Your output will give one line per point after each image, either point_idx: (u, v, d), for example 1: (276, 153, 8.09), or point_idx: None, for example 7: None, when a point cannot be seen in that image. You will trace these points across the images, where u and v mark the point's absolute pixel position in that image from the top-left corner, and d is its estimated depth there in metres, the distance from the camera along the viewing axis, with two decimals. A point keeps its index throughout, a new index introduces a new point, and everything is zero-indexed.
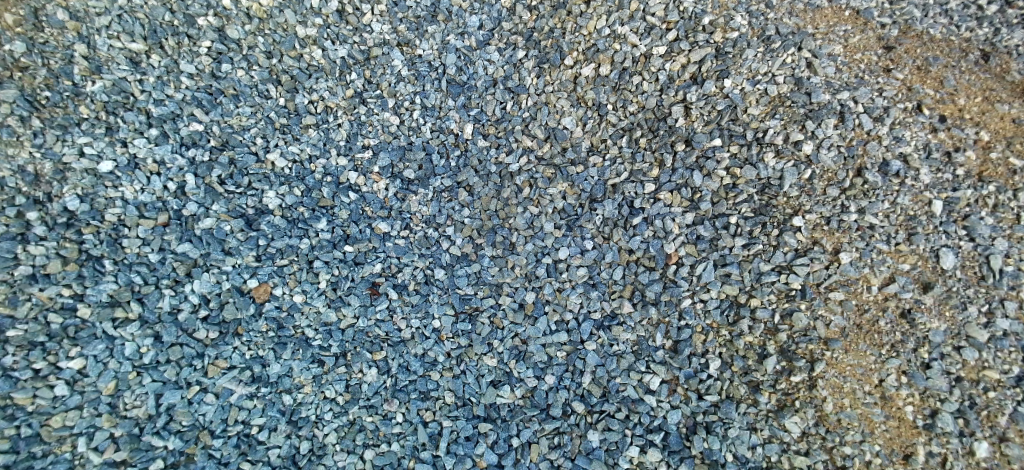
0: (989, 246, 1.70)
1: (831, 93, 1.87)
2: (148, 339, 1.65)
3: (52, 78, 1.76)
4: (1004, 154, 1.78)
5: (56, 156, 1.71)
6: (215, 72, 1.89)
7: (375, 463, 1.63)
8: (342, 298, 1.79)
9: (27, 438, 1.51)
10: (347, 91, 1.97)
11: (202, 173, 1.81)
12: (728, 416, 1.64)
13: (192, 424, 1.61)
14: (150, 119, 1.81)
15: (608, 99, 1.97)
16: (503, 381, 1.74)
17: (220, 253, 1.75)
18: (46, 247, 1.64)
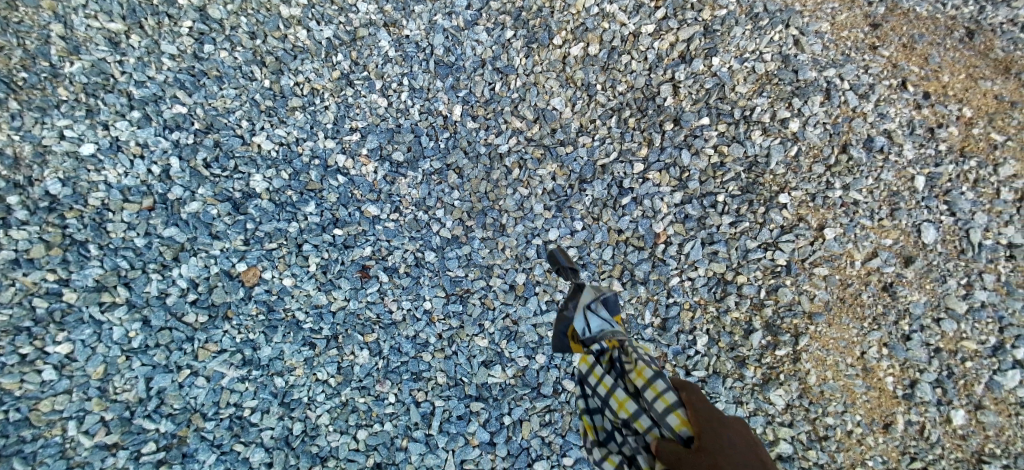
0: (968, 220, 1.74)
1: (817, 71, 1.88)
2: (136, 323, 1.65)
3: (28, 59, 1.72)
4: (985, 129, 1.81)
5: (35, 138, 1.68)
6: (198, 53, 1.86)
7: (368, 443, 1.66)
8: (332, 281, 1.79)
9: (16, 422, 1.51)
10: (333, 73, 1.95)
11: (187, 156, 1.79)
12: (714, 391, 1.67)
13: (184, 407, 1.62)
14: (132, 101, 1.78)
15: (597, 79, 1.96)
16: (495, 361, 1.76)
17: (207, 237, 1.75)
18: (28, 232, 1.63)
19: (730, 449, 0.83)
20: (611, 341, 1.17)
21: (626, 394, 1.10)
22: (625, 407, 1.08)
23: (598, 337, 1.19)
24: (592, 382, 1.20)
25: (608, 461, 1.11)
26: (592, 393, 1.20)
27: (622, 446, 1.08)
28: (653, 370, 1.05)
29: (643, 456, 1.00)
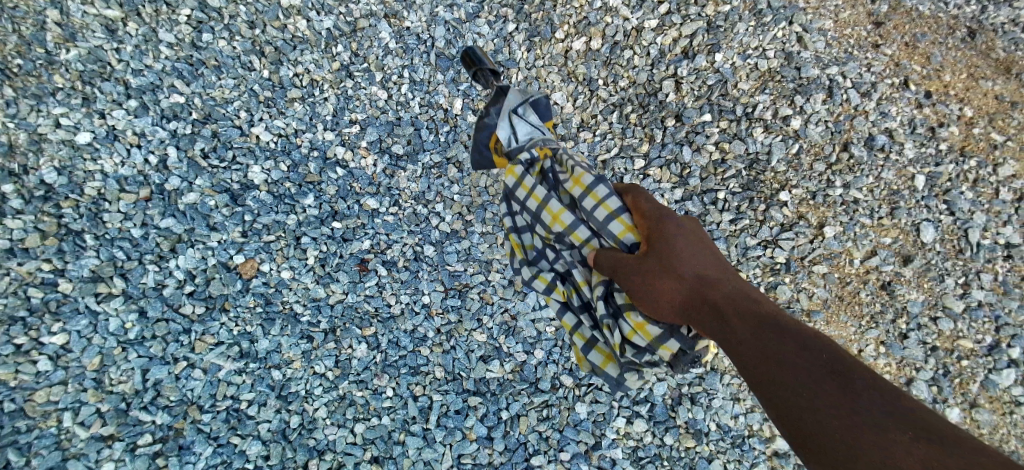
0: (968, 220, 1.75)
1: (820, 68, 1.87)
2: (133, 314, 1.64)
3: (22, 45, 1.69)
4: (985, 129, 1.81)
5: (31, 126, 1.66)
6: (196, 42, 1.83)
7: (365, 436, 1.67)
8: (330, 274, 1.78)
9: (10, 413, 1.50)
10: (333, 64, 1.92)
11: (185, 146, 1.76)
12: (712, 387, 1.75)
13: (181, 399, 1.61)
14: (129, 90, 1.75)
15: (599, 74, 1.95)
16: (493, 356, 1.78)
17: (205, 229, 1.73)
18: (24, 221, 1.61)
19: (689, 259, 0.92)
20: (542, 153, 1.35)
21: (561, 207, 1.28)
22: (560, 218, 1.27)
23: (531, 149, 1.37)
24: (522, 195, 1.38)
25: (541, 276, 1.38)
26: (521, 206, 1.39)
27: (559, 264, 1.34)
28: (590, 179, 1.22)
29: (580, 270, 1.28)
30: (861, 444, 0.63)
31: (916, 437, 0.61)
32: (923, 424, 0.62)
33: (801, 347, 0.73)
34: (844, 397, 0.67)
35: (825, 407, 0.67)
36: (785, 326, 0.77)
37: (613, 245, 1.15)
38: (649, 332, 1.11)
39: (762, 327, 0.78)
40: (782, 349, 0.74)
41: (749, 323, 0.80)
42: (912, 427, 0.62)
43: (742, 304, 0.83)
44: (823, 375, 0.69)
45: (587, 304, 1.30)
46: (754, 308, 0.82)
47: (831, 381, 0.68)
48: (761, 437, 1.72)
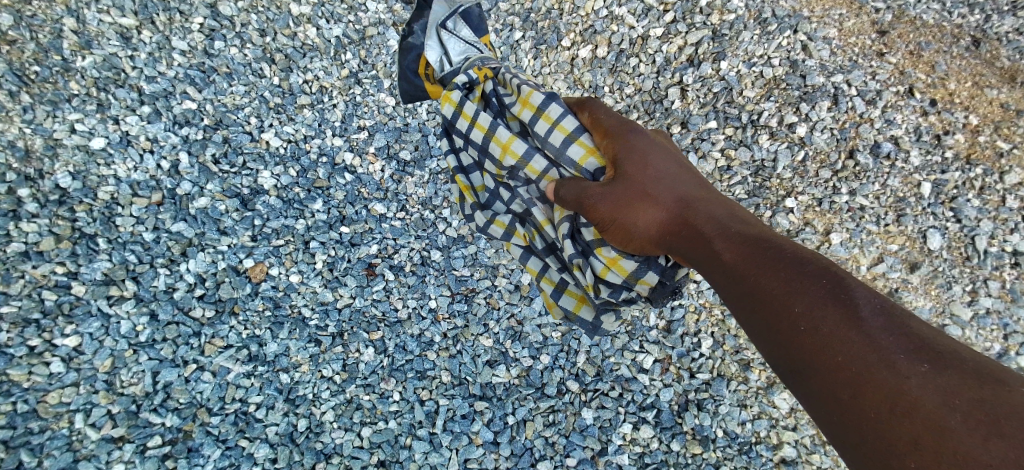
0: (974, 227, 1.75)
1: (825, 76, 1.89)
2: (144, 317, 1.66)
3: (40, 53, 1.72)
4: (991, 137, 1.82)
5: (47, 132, 1.69)
6: (208, 50, 1.86)
7: (372, 440, 1.68)
8: (338, 279, 1.80)
9: (23, 414, 1.52)
10: (342, 71, 1.95)
11: (196, 152, 1.79)
12: (718, 394, 1.75)
13: (190, 402, 1.63)
14: (142, 96, 1.78)
15: (605, 81, 1.96)
16: (499, 361, 1.79)
17: (215, 233, 1.75)
18: (38, 225, 1.63)
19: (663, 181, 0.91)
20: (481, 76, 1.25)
21: (509, 135, 1.18)
22: (511, 148, 1.17)
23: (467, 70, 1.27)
24: (464, 125, 1.24)
25: (497, 221, 1.26)
26: (464, 139, 1.25)
27: (515, 204, 1.23)
28: (540, 97, 1.16)
29: (540, 207, 1.18)
30: (844, 344, 0.59)
31: (907, 335, 0.57)
32: (913, 323, 0.58)
33: (781, 258, 0.69)
34: (825, 297, 0.63)
35: (808, 307, 0.63)
36: (766, 240, 0.73)
37: (573, 172, 1.11)
38: (624, 269, 1.08)
39: (742, 240, 0.75)
40: (760, 258, 0.71)
41: (728, 238, 0.77)
42: (901, 322, 0.58)
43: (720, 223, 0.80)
44: (806, 278, 0.65)
45: (552, 246, 1.22)
46: (733, 226, 0.79)
47: (812, 285, 0.65)
48: (767, 444, 1.71)
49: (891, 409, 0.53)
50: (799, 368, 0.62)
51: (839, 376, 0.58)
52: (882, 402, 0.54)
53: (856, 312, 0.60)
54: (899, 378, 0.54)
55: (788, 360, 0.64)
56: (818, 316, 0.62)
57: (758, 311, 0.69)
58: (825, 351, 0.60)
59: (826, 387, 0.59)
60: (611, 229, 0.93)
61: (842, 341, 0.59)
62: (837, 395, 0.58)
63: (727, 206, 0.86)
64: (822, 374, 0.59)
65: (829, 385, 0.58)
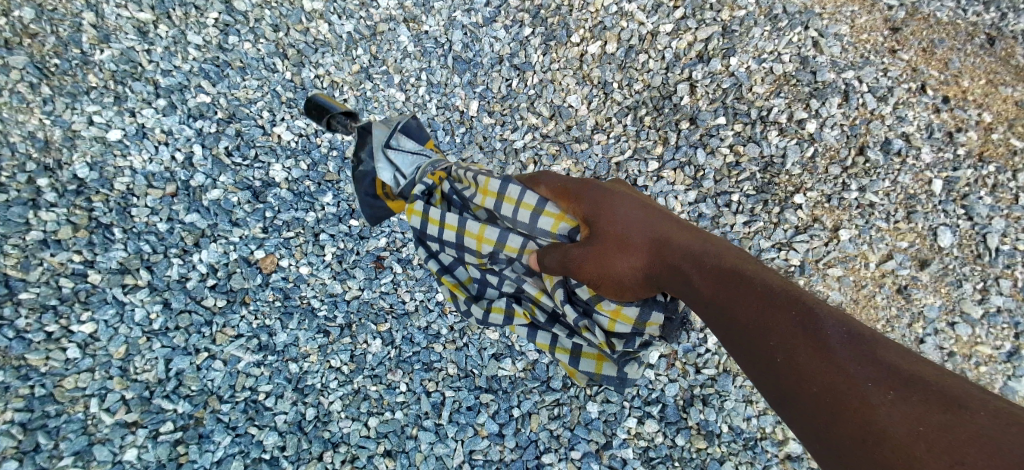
0: (986, 225, 1.74)
1: (836, 73, 1.87)
2: (157, 305, 1.69)
3: (60, 46, 1.76)
4: (1005, 135, 1.80)
5: (66, 123, 1.72)
6: (222, 44, 1.90)
7: (379, 430, 1.70)
8: (347, 271, 1.83)
9: (41, 398, 1.55)
10: (353, 67, 1.96)
11: (210, 144, 1.82)
12: (724, 389, 1.76)
13: (201, 389, 1.66)
14: (158, 90, 1.82)
15: (614, 77, 1.97)
16: (505, 354, 1.81)
17: (228, 224, 1.78)
18: (56, 214, 1.67)
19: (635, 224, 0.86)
20: (434, 177, 1.33)
21: (479, 225, 1.23)
22: (484, 237, 1.22)
23: (422, 177, 1.33)
24: (434, 230, 1.30)
25: (494, 307, 1.28)
26: (439, 242, 1.31)
27: (506, 286, 1.26)
28: (495, 183, 1.20)
29: (530, 284, 1.22)
30: (828, 387, 0.58)
31: (883, 371, 0.56)
32: (889, 353, 0.57)
33: (756, 294, 0.67)
34: (802, 337, 0.61)
35: (789, 350, 0.62)
36: (740, 272, 0.71)
37: (550, 240, 1.12)
38: (628, 317, 1.08)
39: (716, 277, 0.73)
40: (737, 297, 0.69)
41: (703, 275, 0.75)
42: (877, 357, 0.57)
43: (693, 255, 0.78)
44: (782, 318, 0.64)
45: (554, 314, 1.23)
46: (705, 258, 0.76)
47: (788, 325, 0.63)
48: (772, 440, 1.72)
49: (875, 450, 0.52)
50: (791, 411, 0.61)
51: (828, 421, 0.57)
52: (867, 444, 0.53)
53: (831, 352, 0.59)
54: (877, 418, 0.53)
55: (779, 400, 0.63)
56: (796, 358, 0.61)
57: (746, 352, 0.68)
58: (812, 394, 0.59)
59: (818, 431, 0.58)
60: (601, 286, 0.91)
61: (825, 385, 0.58)
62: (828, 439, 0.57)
63: (696, 232, 0.83)
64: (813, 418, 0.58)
65: (821, 429, 0.58)
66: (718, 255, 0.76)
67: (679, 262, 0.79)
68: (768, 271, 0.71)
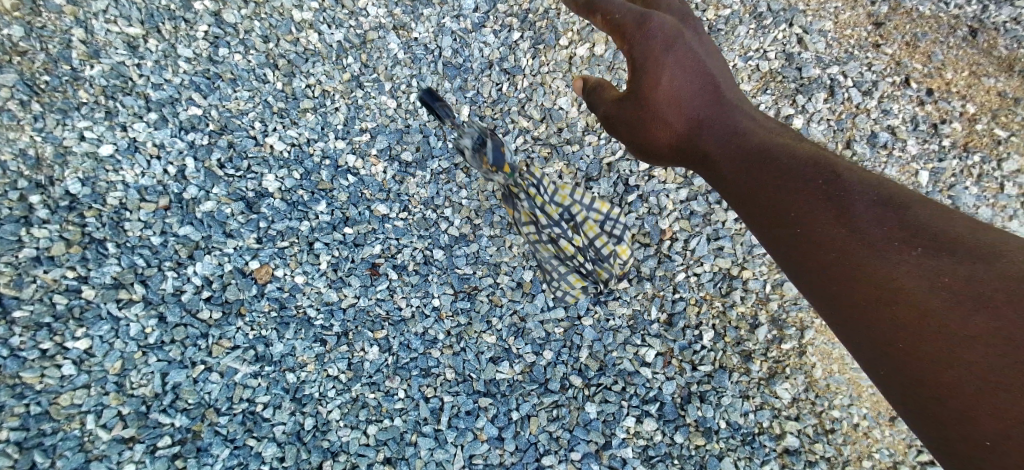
0: (974, 215, 1.78)
1: (821, 68, 1.90)
2: (153, 319, 1.70)
3: (50, 63, 1.73)
4: (989, 125, 1.83)
5: (57, 139, 1.71)
6: (212, 56, 1.87)
7: (378, 438, 1.71)
8: (343, 279, 1.81)
9: (36, 416, 1.56)
10: (344, 75, 1.93)
11: (202, 157, 1.81)
12: (721, 385, 1.77)
13: (198, 402, 1.67)
14: (149, 104, 1.80)
15: (602, 79, 1.96)
16: (502, 357, 1.81)
17: (221, 236, 1.77)
18: (49, 230, 1.66)
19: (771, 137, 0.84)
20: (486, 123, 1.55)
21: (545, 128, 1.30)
22: None
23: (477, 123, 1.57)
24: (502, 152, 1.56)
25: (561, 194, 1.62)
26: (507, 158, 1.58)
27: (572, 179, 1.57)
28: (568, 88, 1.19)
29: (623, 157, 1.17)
30: (904, 304, 0.58)
31: (976, 296, 0.55)
32: (980, 271, 0.56)
33: (836, 212, 0.67)
34: (880, 252, 0.62)
35: (859, 264, 0.63)
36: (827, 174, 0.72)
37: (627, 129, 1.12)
38: None
39: (791, 191, 0.73)
40: (816, 217, 0.68)
41: (778, 193, 0.75)
42: (972, 275, 0.56)
43: (780, 171, 0.76)
44: (874, 231, 0.63)
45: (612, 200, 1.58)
46: (788, 172, 0.75)
47: (864, 237, 0.64)
48: (770, 435, 1.74)
49: (933, 366, 0.55)
50: (844, 321, 0.64)
51: (887, 334, 0.59)
52: (934, 360, 0.55)
53: (931, 267, 0.58)
54: (959, 339, 0.54)
55: (830, 311, 0.66)
56: (866, 274, 0.62)
57: (800, 264, 0.70)
58: (874, 309, 0.61)
59: (869, 342, 0.61)
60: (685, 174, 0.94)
61: (899, 304, 0.59)
62: (882, 351, 0.60)
63: (765, 149, 0.80)
64: (867, 327, 0.61)
65: (874, 342, 0.60)
66: (807, 164, 0.74)
67: (763, 178, 0.78)
68: (871, 183, 0.68)
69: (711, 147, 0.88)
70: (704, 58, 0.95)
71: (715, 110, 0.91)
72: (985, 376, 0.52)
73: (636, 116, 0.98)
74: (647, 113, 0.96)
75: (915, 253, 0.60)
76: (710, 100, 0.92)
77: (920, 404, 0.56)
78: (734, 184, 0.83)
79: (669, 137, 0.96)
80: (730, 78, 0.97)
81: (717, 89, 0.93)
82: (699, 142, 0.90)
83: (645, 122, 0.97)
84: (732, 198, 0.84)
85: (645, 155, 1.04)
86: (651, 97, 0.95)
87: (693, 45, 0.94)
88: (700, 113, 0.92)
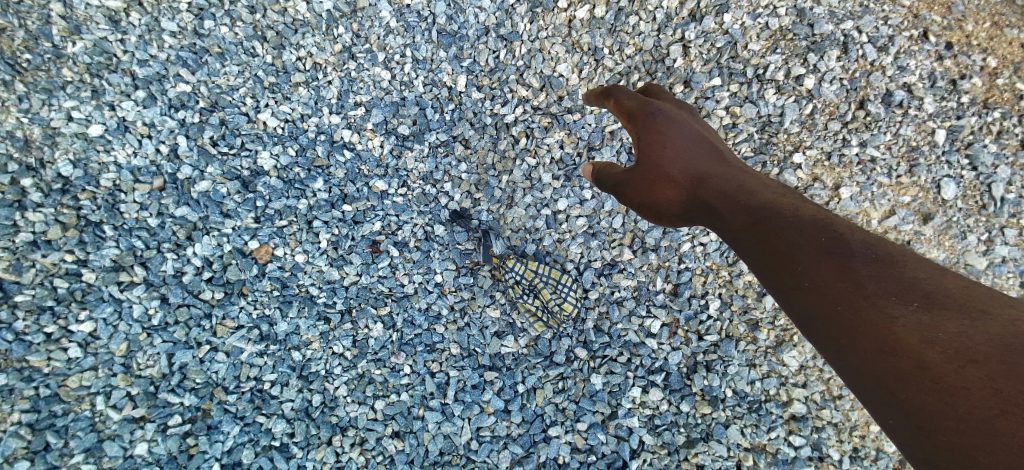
0: (991, 174, 1.73)
1: (834, 24, 1.77)
2: (155, 301, 1.70)
3: (30, 40, 1.66)
4: (1011, 79, 1.73)
5: (44, 120, 1.66)
6: (198, 30, 1.76)
7: (385, 412, 1.74)
8: (344, 257, 1.79)
9: (47, 398, 1.60)
10: (335, 46, 1.82)
11: (194, 135, 1.75)
12: (727, 355, 1.76)
13: (206, 381, 1.69)
14: (136, 81, 1.72)
15: (604, 42, 1.82)
16: (507, 331, 1.80)
17: (219, 216, 1.74)
18: (44, 214, 1.64)
19: (772, 192, 0.92)
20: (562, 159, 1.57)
21: None
22: None
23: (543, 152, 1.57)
24: None
25: None
26: None
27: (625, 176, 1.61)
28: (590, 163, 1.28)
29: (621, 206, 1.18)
30: (897, 345, 0.65)
31: (961, 337, 0.62)
32: (961, 318, 0.63)
33: (836, 264, 0.74)
34: (876, 299, 0.69)
35: (858, 315, 0.70)
36: (828, 228, 0.79)
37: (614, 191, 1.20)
38: None
39: (797, 246, 0.80)
40: (818, 269, 0.76)
41: (784, 247, 0.81)
42: (951, 322, 0.64)
43: (783, 223, 0.84)
44: (871, 280, 0.71)
45: None
46: (791, 226, 0.82)
47: (862, 290, 0.71)
48: (776, 402, 1.74)
49: (935, 398, 0.61)
50: (850, 365, 0.70)
51: (891, 374, 0.65)
52: (933, 392, 0.61)
53: (923, 316, 0.65)
54: (953, 376, 0.61)
55: (836, 356, 0.72)
56: (866, 324, 0.69)
57: (808, 314, 0.76)
58: (876, 351, 0.67)
59: (873, 381, 0.67)
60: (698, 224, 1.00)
61: (894, 346, 0.66)
62: (887, 391, 0.65)
63: (769, 203, 0.89)
64: (872, 370, 0.67)
65: (879, 384, 0.66)
66: (805, 219, 0.82)
67: (767, 232, 0.85)
68: (865, 237, 0.76)
69: (722, 202, 0.96)
70: (703, 135, 1.09)
71: (718, 171, 1.02)
72: (973, 406, 0.58)
73: (647, 178, 1.07)
74: (656, 173, 1.06)
75: (908, 303, 0.67)
76: (714, 165, 1.03)
77: (929, 437, 0.61)
78: (745, 233, 0.89)
79: (680, 195, 1.04)
80: (727, 148, 1.11)
81: (720, 156, 1.06)
82: (709, 198, 0.99)
83: (656, 184, 1.06)
84: (739, 249, 0.90)
85: (654, 218, 1.11)
86: (660, 160, 1.05)
87: (691, 125, 1.10)
88: (705, 171, 1.02)
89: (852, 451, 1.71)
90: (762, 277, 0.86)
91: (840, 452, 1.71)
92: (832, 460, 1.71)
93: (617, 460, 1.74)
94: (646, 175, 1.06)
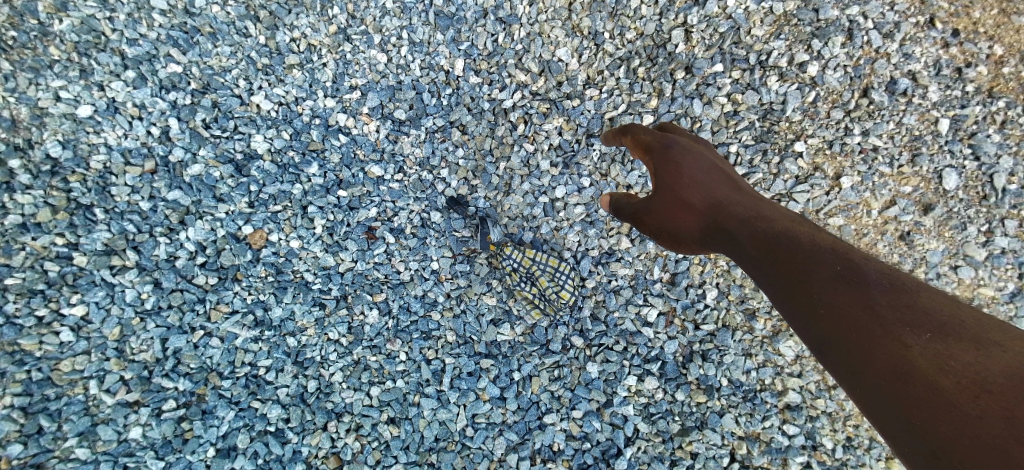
0: (993, 165, 1.71)
1: (839, 9, 1.74)
2: (148, 285, 1.68)
3: (15, 17, 1.62)
4: (1017, 68, 1.70)
5: (31, 100, 1.63)
6: (189, 8, 1.72)
7: (381, 399, 1.73)
8: (339, 243, 1.77)
9: (39, 381, 1.59)
10: (330, 28, 1.78)
11: (186, 117, 1.71)
12: (723, 344, 1.76)
13: (200, 366, 1.68)
14: (125, 60, 1.68)
15: (605, 26, 1.79)
16: (503, 319, 1.79)
17: (212, 200, 1.71)
18: (33, 196, 1.62)
19: (789, 220, 0.92)
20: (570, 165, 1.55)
21: None
22: None
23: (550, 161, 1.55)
24: None
25: None
26: None
27: None
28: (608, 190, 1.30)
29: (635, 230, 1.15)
30: (914, 371, 0.64)
31: (973, 366, 0.62)
32: (973, 350, 0.63)
33: (852, 293, 0.74)
34: (890, 324, 0.69)
35: (875, 341, 0.69)
36: (846, 257, 0.79)
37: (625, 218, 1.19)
38: None
39: (814, 275, 0.79)
40: (833, 297, 0.75)
41: (801, 276, 0.80)
42: (964, 351, 0.63)
43: (800, 252, 0.83)
44: (886, 308, 0.71)
45: None
46: (808, 254, 0.82)
47: (876, 316, 0.71)
48: (771, 391, 1.74)
49: (952, 419, 0.60)
50: (867, 389, 0.68)
51: (904, 392, 0.64)
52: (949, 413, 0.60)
53: (936, 345, 0.65)
54: (964, 402, 0.60)
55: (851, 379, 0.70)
56: (883, 351, 0.68)
57: (823, 341, 0.75)
58: (893, 375, 0.66)
59: (889, 404, 0.65)
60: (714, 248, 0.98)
61: (905, 369, 0.65)
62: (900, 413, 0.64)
63: (785, 230, 0.88)
64: (884, 388, 0.66)
65: (893, 408, 0.65)
66: (822, 247, 0.82)
67: (784, 258, 0.84)
68: (880, 268, 0.76)
69: (737, 225, 0.95)
70: (719, 165, 1.09)
71: (736, 198, 1.01)
72: (987, 429, 0.57)
73: (666, 204, 1.06)
74: (674, 200, 1.05)
75: (922, 333, 0.67)
76: (731, 192, 1.03)
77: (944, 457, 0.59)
78: (760, 258, 0.88)
79: (697, 221, 1.03)
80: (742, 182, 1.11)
81: (735, 186, 1.05)
82: (725, 221, 0.98)
83: (673, 210, 1.06)
84: (755, 274, 0.89)
85: (671, 245, 1.09)
86: (678, 186, 1.05)
87: (709, 158, 1.11)
88: (722, 198, 1.02)
89: (846, 440, 1.72)
90: (779, 307, 0.84)
91: (834, 441, 1.72)
92: (825, 449, 1.72)
93: (612, 447, 1.75)
94: (666, 202, 1.06)
